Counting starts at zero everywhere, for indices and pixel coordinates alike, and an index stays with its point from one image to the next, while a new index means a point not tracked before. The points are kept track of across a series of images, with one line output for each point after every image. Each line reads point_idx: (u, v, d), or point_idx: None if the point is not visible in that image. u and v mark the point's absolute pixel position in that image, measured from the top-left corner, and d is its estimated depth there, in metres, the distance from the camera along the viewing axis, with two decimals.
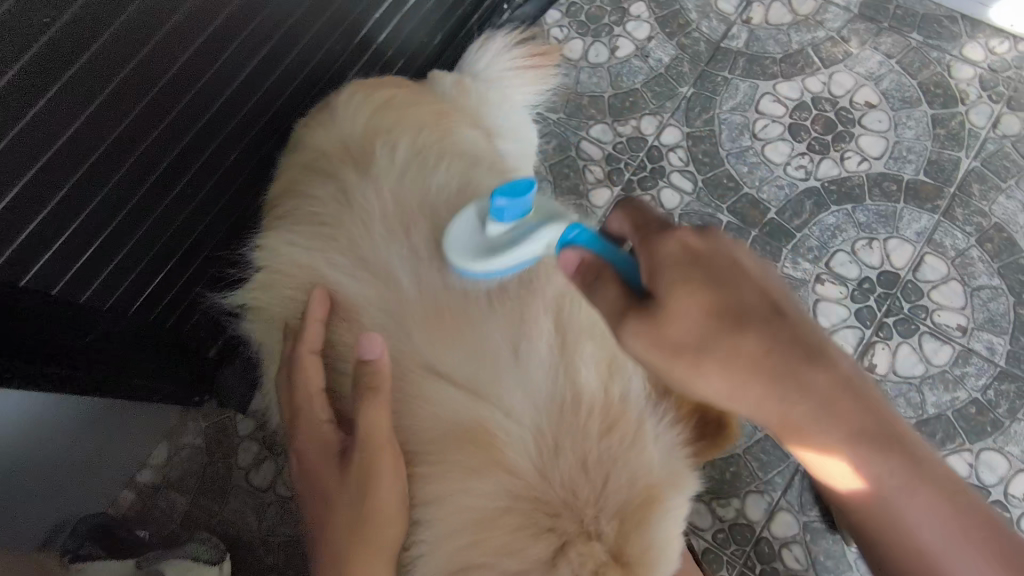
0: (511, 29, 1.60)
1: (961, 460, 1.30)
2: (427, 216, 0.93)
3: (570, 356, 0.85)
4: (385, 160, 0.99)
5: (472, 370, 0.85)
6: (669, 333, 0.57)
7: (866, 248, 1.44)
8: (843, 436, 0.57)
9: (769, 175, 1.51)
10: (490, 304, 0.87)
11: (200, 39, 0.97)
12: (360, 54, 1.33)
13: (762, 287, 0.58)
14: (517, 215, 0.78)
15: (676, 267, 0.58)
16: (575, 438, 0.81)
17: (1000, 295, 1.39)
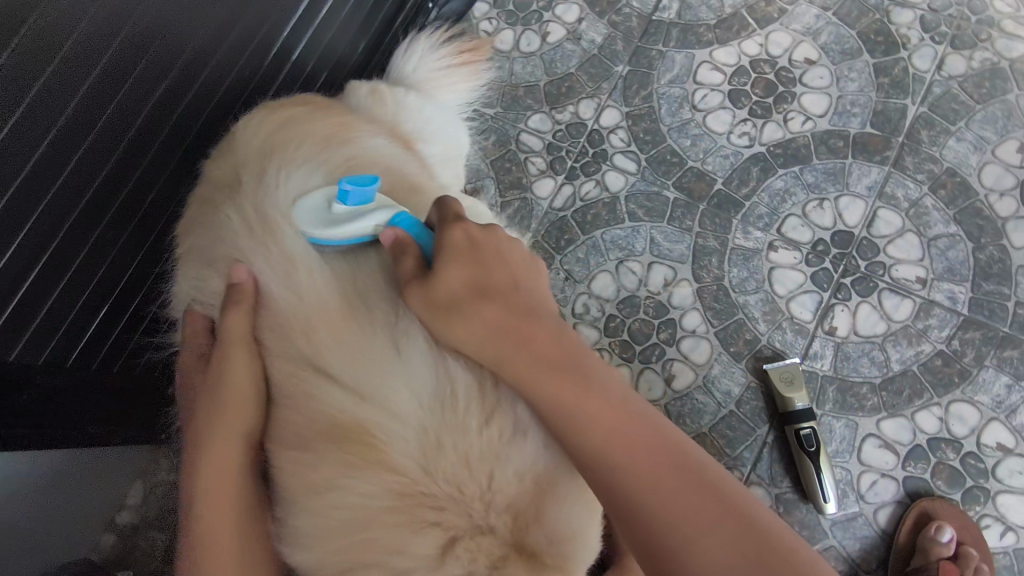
0: (437, 27, 1.57)
1: (931, 415, 1.28)
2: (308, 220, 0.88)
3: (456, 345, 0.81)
4: (279, 174, 0.95)
5: (355, 367, 0.79)
6: (438, 292, 0.75)
7: (817, 209, 1.41)
8: (563, 372, 0.75)
9: (713, 146, 1.48)
10: (369, 303, 0.81)
11: (87, 83, 0.94)
12: (278, 71, 1.30)
13: (506, 267, 0.81)
14: (361, 202, 0.80)
15: (449, 245, 0.77)
16: (461, 428, 0.77)
17: (959, 242, 1.35)
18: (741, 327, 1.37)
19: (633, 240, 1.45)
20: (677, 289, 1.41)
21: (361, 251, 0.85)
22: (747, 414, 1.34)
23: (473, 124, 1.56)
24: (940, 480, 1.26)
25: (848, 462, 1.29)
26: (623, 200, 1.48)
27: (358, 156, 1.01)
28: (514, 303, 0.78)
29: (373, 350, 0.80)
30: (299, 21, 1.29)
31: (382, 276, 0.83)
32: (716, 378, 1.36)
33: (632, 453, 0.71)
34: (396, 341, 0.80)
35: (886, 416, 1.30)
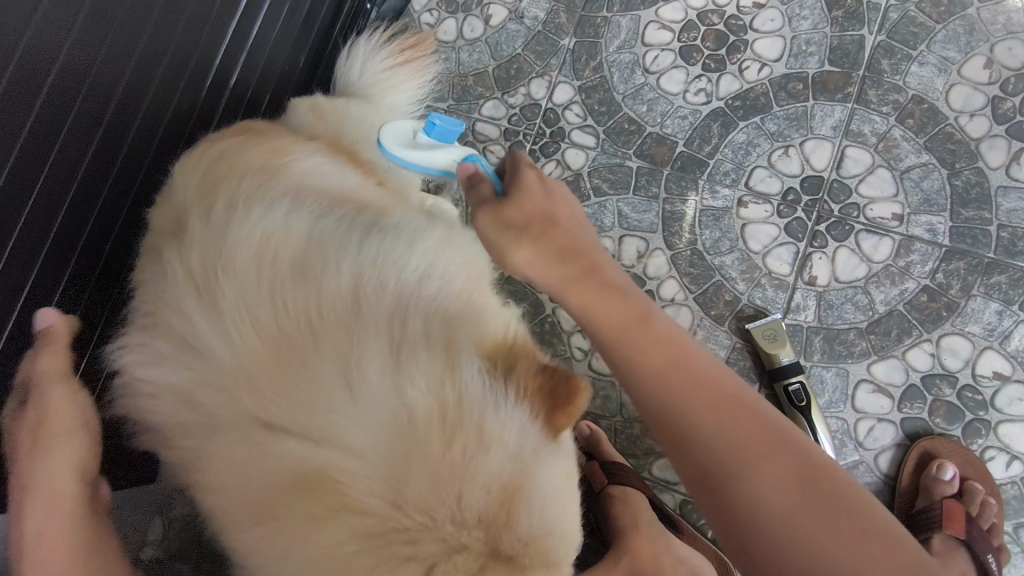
0: (375, 29, 1.54)
1: (923, 353, 1.26)
2: (230, 255, 0.80)
3: (409, 364, 0.73)
4: (203, 220, 0.86)
5: (299, 411, 0.72)
6: (507, 215, 0.79)
7: (784, 157, 1.37)
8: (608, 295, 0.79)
9: (670, 108, 1.44)
10: (313, 340, 0.75)
11: (24, 134, 0.88)
12: (218, 97, 1.27)
13: (572, 211, 0.84)
14: (442, 138, 0.94)
15: (524, 180, 0.82)
16: (423, 456, 0.68)
17: (933, 170, 1.31)
18: (721, 289, 1.35)
19: (602, 216, 1.43)
20: (651, 260, 1.39)
21: (294, 284, 0.78)
22: (736, 376, 1.31)
23: (428, 121, 1.54)
24: (938, 417, 1.24)
25: (842, 411, 1.27)
26: (586, 176, 1.45)
27: (297, 184, 0.97)
28: (581, 242, 0.81)
29: (321, 387, 0.72)
30: (231, 43, 1.25)
31: (326, 309, 0.76)
32: (701, 343, 1.34)
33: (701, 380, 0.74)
34: (345, 373, 0.72)
35: (876, 360, 1.27)
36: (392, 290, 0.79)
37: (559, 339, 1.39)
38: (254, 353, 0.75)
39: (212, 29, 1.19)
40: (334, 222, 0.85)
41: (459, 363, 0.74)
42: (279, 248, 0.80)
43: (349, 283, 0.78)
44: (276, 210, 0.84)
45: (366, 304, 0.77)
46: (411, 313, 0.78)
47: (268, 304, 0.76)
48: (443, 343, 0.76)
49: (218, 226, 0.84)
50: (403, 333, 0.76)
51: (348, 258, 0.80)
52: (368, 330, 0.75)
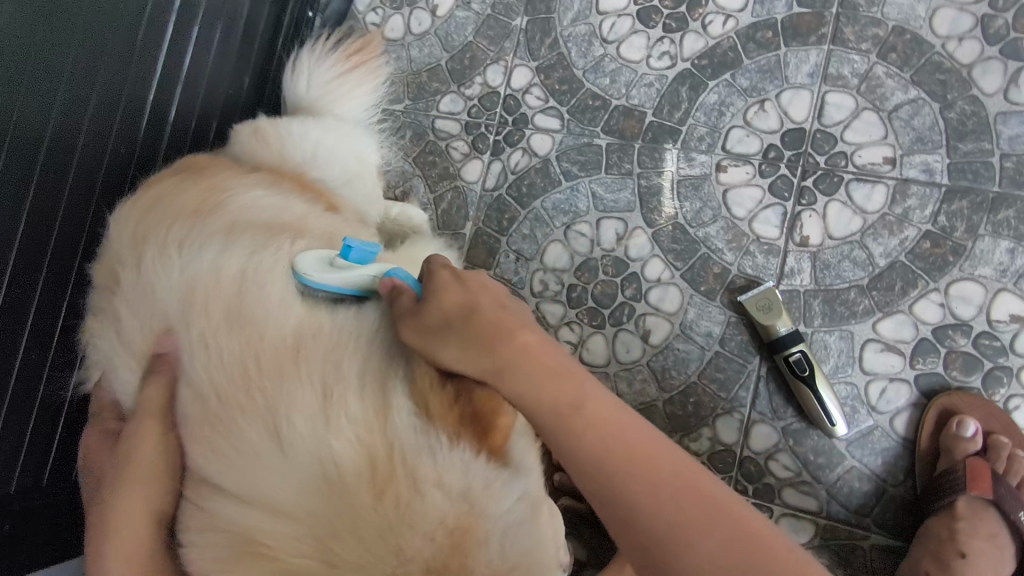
0: (319, 38, 1.49)
1: (931, 304, 1.17)
2: (167, 318, 0.80)
3: (341, 413, 0.69)
4: (140, 273, 0.84)
5: (232, 473, 0.70)
6: (423, 318, 0.70)
7: (760, 113, 1.28)
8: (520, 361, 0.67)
9: (634, 77, 1.36)
10: (239, 398, 0.72)
11: None
12: (158, 134, 1.25)
13: (491, 295, 0.72)
14: (360, 259, 0.79)
15: (439, 285, 0.72)
16: (355, 509, 0.65)
17: (923, 106, 1.20)
18: (708, 262, 1.27)
19: (576, 201, 1.36)
20: (632, 240, 1.32)
21: (222, 340, 0.75)
22: (735, 350, 1.25)
23: (387, 124, 1.50)
24: (955, 370, 1.15)
25: (851, 375, 1.19)
26: (555, 161, 1.38)
27: (233, 217, 0.92)
28: (498, 323, 0.69)
29: (251, 444, 0.70)
30: (161, 79, 1.22)
31: (251, 363, 0.73)
32: (694, 322, 1.27)
33: (650, 470, 0.61)
34: (273, 426, 0.70)
35: (881, 317, 1.19)
36: (326, 332, 0.76)
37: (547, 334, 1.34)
38: (192, 409, 0.74)
39: (137, 68, 1.16)
40: (271, 258, 0.82)
41: (394, 404, 0.70)
42: (213, 291, 0.78)
43: (289, 326, 0.75)
44: (208, 253, 0.82)
45: (303, 348, 0.73)
46: (346, 353, 0.74)
47: (203, 355, 0.75)
48: (380, 384, 0.72)
49: (156, 273, 0.82)
50: (337, 377, 0.71)
51: (288, 293, 0.77)
52: (299, 375, 0.71)
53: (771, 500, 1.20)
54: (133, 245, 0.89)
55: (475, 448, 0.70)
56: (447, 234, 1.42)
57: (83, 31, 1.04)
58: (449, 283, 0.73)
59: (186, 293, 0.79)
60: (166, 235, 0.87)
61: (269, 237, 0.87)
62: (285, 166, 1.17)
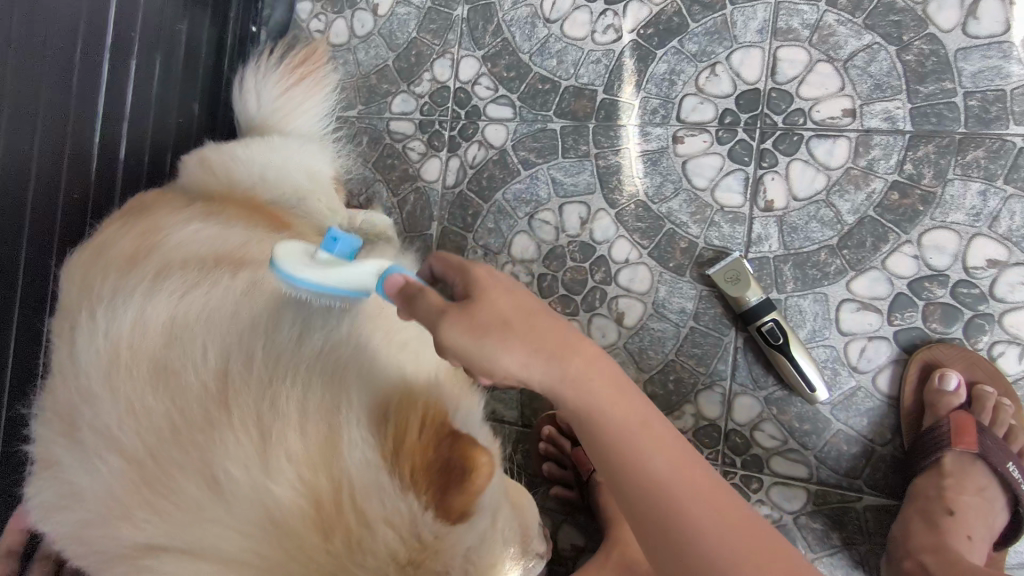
0: (262, 54, 1.47)
1: (905, 258, 1.13)
2: (105, 375, 0.80)
3: (276, 455, 0.69)
4: (83, 328, 0.86)
5: (174, 527, 0.71)
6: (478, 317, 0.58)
7: (712, 77, 1.24)
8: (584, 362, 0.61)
9: (581, 55, 1.32)
10: (178, 451, 0.72)
11: None
12: (111, 172, 1.26)
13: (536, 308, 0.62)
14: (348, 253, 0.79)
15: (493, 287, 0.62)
16: (306, 550, 0.65)
17: (879, 51, 1.15)
18: (674, 237, 1.24)
19: (536, 189, 1.34)
20: (597, 223, 1.29)
21: (153, 397, 0.76)
22: (710, 324, 1.22)
23: (343, 132, 1.49)
24: (934, 321, 1.11)
25: (828, 338, 1.15)
26: (511, 151, 1.36)
27: (168, 260, 0.93)
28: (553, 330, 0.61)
29: (192, 498, 0.70)
30: (104, 116, 1.22)
31: (188, 415, 0.74)
32: (666, 300, 1.24)
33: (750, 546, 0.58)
34: (211, 476, 0.70)
35: (854, 276, 1.15)
36: (262, 368, 0.75)
37: None
38: (128, 475, 0.74)
39: (77, 110, 1.16)
40: (195, 303, 0.83)
41: (336, 437, 0.69)
42: (139, 348, 0.80)
43: (215, 373, 0.75)
44: (134, 308, 0.84)
45: (232, 396, 0.73)
46: (282, 390, 0.73)
47: (133, 418, 0.76)
48: (319, 416, 0.71)
49: (84, 340, 0.85)
50: (271, 417, 0.71)
51: (218, 336, 0.79)
52: (230, 422, 0.71)
53: (760, 471, 1.18)
54: (76, 306, 0.91)
55: (425, 492, 0.66)
56: (414, 237, 1.41)
57: (13, 81, 1.04)
58: (499, 295, 0.61)
59: (123, 351, 0.81)
60: (103, 290, 0.90)
61: (201, 277, 0.88)
62: (234, 193, 1.18)
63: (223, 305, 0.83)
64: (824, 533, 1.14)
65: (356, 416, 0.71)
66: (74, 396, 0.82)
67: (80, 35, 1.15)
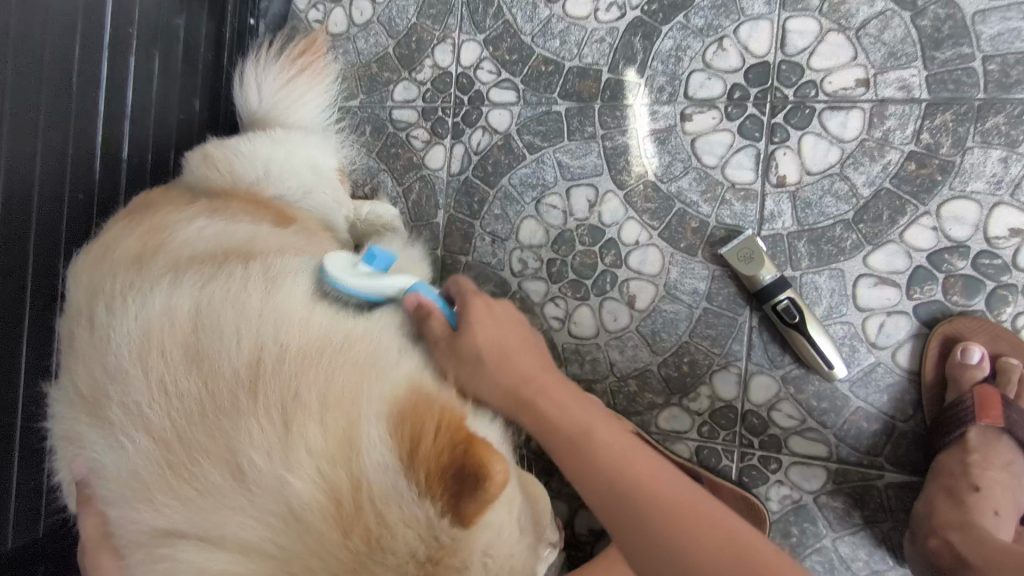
0: (261, 47, 1.46)
1: (923, 230, 1.10)
2: (127, 361, 0.77)
3: (298, 448, 0.66)
4: (106, 315, 0.84)
5: (196, 516, 0.68)
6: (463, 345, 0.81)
7: (719, 52, 1.21)
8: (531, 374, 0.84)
9: (584, 35, 1.29)
10: (206, 438, 0.69)
11: None
12: (114, 171, 1.25)
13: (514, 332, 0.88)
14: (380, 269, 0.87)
15: (483, 310, 0.87)
16: (322, 546, 0.63)
17: (892, 18, 1.12)
18: (685, 217, 1.22)
19: (543, 172, 1.32)
20: (605, 205, 1.27)
21: (180, 381, 0.73)
22: (723, 304, 1.20)
23: (345, 123, 1.47)
24: (956, 294, 1.08)
25: (846, 314, 1.13)
26: (516, 135, 1.34)
27: (182, 254, 0.92)
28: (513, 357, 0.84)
29: (217, 484, 0.68)
30: (106, 115, 1.21)
31: (217, 402, 0.70)
32: (678, 281, 1.22)
33: (660, 499, 0.67)
34: (234, 464, 0.68)
35: (871, 251, 1.12)
36: (290, 357, 0.72)
37: (533, 314, 1.30)
38: (156, 455, 0.71)
39: (77, 109, 1.16)
40: (217, 294, 0.79)
41: (357, 432, 0.67)
42: (166, 335, 0.77)
43: (244, 361, 0.72)
44: (158, 297, 0.81)
45: (259, 382, 0.70)
46: (308, 379, 0.70)
47: (163, 400, 0.73)
48: (343, 409, 0.68)
49: (108, 325, 0.82)
50: (297, 408, 0.68)
51: (243, 322, 0.76)
52: (257, 409, 0.69)
53: (778, 451, 1.16)
54: (93, 296, 0.90)
55: (442, 493, 0.63)
56: (421, 226, 1.40)
57: (12, 82, 1.03)
58: (483, 319, 0.85)
59: (148, 336, 0.78)
60: (116, 284, 0.88)
61: (221, 267, 0.85)
62: (236, 189, 1.17)
63: (248, 293, 0.80)
64: (845, 512, 1.13)
65: (379, 412, 0.69)
66: (94, 380, 0.80)
67: (77, 33, 1.14)
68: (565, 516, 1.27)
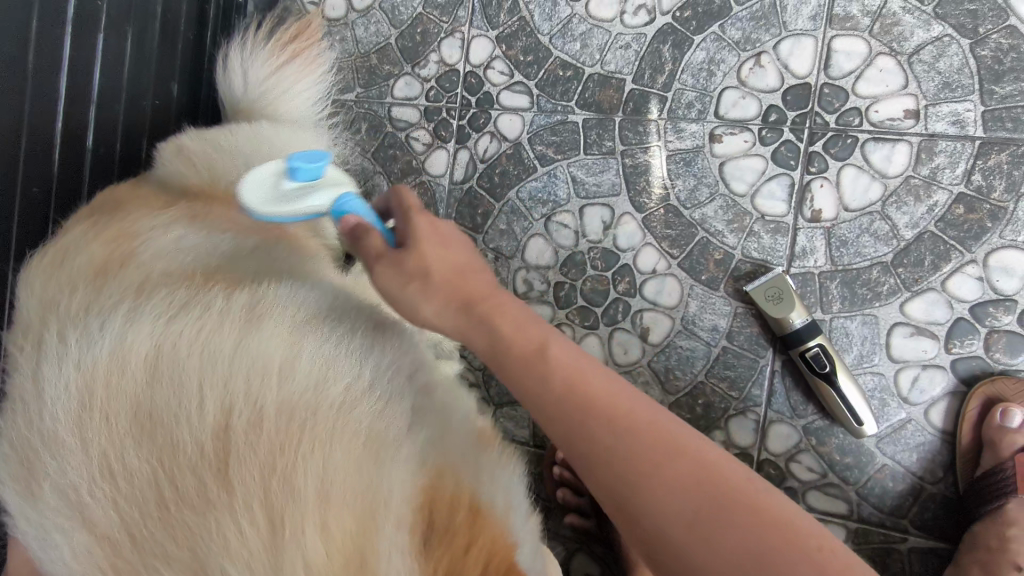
0: (248, 29, 1.33)
1: (968, 280, 1.02)
2: (69, 422, 0.62)
3: (292, 563, 0.52)
4: (53, 344, 0.68)
5: None
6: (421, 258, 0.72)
7: (756, 69, 1.11)
8: (478, 330, 0.69)
9: (608, 39, 1.19)
10: (170, 534, 0.55)
11: None
12: (78, 163, 1.11)
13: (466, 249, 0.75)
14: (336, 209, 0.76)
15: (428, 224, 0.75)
16: None
17: (950, 44, 1.02)
18: (708, 247, 1.12)
19: (554, 188, 1.21)
20: (621, 228, 1.17)
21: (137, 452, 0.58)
22: (744, 345, 1.11)
23: (339, 118, 1.34)
24: (998, 351, 1.00)
25: (877, 365, 1.04)
26: (527, 145, 1.23)
27: (150, 273, 0.76)
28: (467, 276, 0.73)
29: None
30: (69, 100, 1.07)
31: (181, 481, 0.56)
32: (696, 316, 1.13)
33: (620, 421, 0.60)
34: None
35: (910, 298, 1.04)
36: (271, 432, 0.58)
37: None
38: (100, 557, 0.57)
39: (34, 92, 1.01)
40: (186, 335, 0.65)
41: (365, 548, 0.54)
42: (116, 390, 0.62)
43: (213, 430, 0.58)
44: (113, 334, 0.66)
45: (235, 463, 0.56)
46: (296, 463, 0.56)
47: (111, 480, 0.58)
48: (344, 505, 0.56)
49: (53, 368, 0.66)
50: (287, 500, 0.55)
51: (209, 380, 0.61)
52: (231, 503, 0.55)
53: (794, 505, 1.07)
54: (34, 323, 0.74)
55: None
56: None
57: None
58: (428, 236, 0.74)
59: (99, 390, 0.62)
60: (67, 308, 0.72)
61: (191, 298, 0.71)
62: (215, 189, 1.03)
63: (221, 336, 0.66)
64: None
65: (395, 518, 0.56)
66: (21, 440, 0.64)
67: (36, 6, 1.00)
68: (561, 560, 1.17)
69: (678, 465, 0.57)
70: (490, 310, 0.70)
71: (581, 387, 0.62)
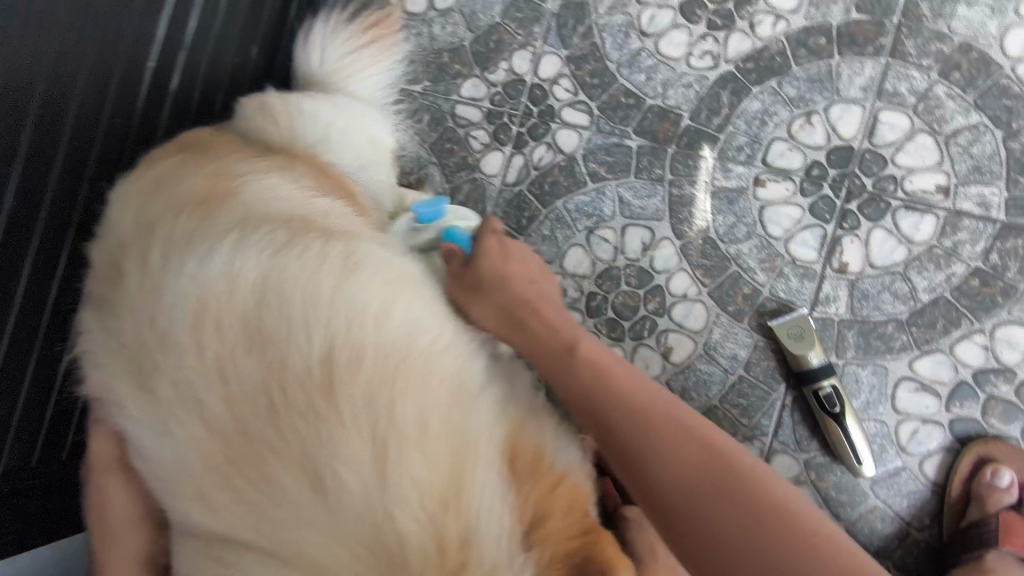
0: (334, 7, 1.38)
1: (974, 346, 1.10)
2: (178, 327, 0.66)
3: (397, 477, 0.60)
4: (160, 258, 0.72)
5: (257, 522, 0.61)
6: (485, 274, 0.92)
7: (806, 126, 1.20)
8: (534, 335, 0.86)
9: (672, 75, 1.27)
10: (280, 435, 0.62)
11: None
12: (158, 103, 1.14)
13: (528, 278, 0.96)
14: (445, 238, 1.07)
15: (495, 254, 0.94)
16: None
17: (984, 133, 1.14)
18: (738, 281, 1.19)
19: (600, 204, 1.27)
20: (658, 251, 1.24)
21: (252, 364, 0.63)
22: (759, 376, 1.17)
23: (403, 106, 1.40)
24: (993, 417, 1.09)
25: (881, 413, 1.12)
26: (581, 160, 1.29)
27: (249, 210, 0.80)
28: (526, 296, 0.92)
29: (293, 495, 0.60)
30: (163, 42, 1.11)
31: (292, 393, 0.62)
32: (718, 343, 1.19)
33: (641, 406, 0.75)
34: (314, 475, 0.60)
35: (918, 355, 1.12)
36: (374, 365, 0.64)
37: None
38: (212, 448, 0.63)
39: (133, 28, 1.05)
40: (290, 271, 0.69)
41: (459, 477, 0.62)
42: (227, 308, 0.66)
43: (321, 356, 0.63)
44: (221, 258, 0.69)
45: (342, 387, 0.62)
46: (396, 397, 0.63)
47: (222, 384, 0.63)
48: (439, 438, 0.63)
49: (163, 278, 0.70)
50: (391, 425, 0.61)
51: (317, 312, 0.66)
52: (339, 419, 0.61)
53: None
54: (135, 239, 0.77)
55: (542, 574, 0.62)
56: None
57: None
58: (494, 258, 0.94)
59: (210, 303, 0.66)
60: (171, 229, 0.76)
61: (291, 238, 0.74)
62: (294, 149, 1.08)
63: (320, 279, 0.69)
64: None
65: (483, 457, 0.65)
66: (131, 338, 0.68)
67: None
68: None
69: (688, 440, 0.70)
70: (545, 323, 0.88)
71: (614, 379, 0.79)
